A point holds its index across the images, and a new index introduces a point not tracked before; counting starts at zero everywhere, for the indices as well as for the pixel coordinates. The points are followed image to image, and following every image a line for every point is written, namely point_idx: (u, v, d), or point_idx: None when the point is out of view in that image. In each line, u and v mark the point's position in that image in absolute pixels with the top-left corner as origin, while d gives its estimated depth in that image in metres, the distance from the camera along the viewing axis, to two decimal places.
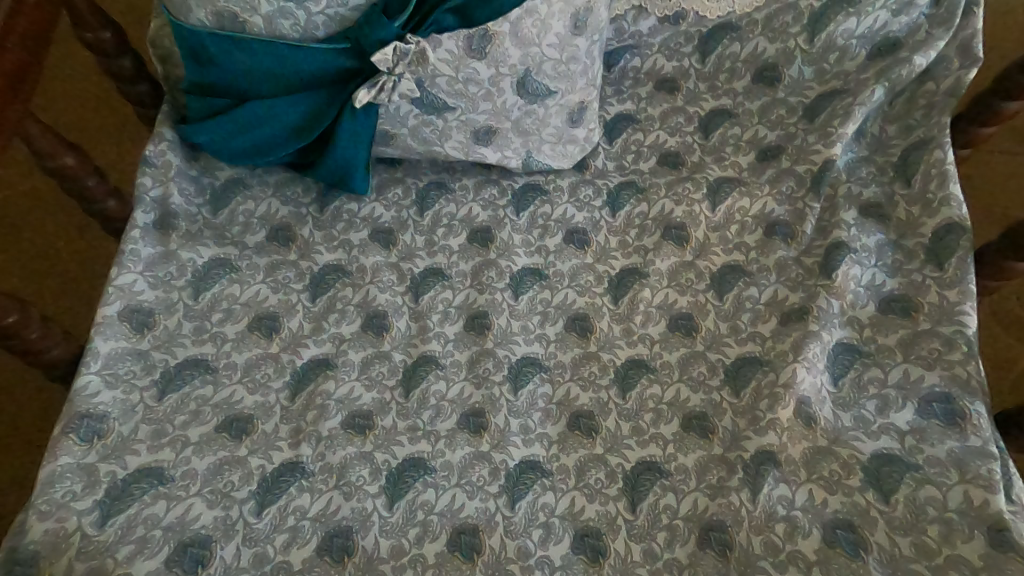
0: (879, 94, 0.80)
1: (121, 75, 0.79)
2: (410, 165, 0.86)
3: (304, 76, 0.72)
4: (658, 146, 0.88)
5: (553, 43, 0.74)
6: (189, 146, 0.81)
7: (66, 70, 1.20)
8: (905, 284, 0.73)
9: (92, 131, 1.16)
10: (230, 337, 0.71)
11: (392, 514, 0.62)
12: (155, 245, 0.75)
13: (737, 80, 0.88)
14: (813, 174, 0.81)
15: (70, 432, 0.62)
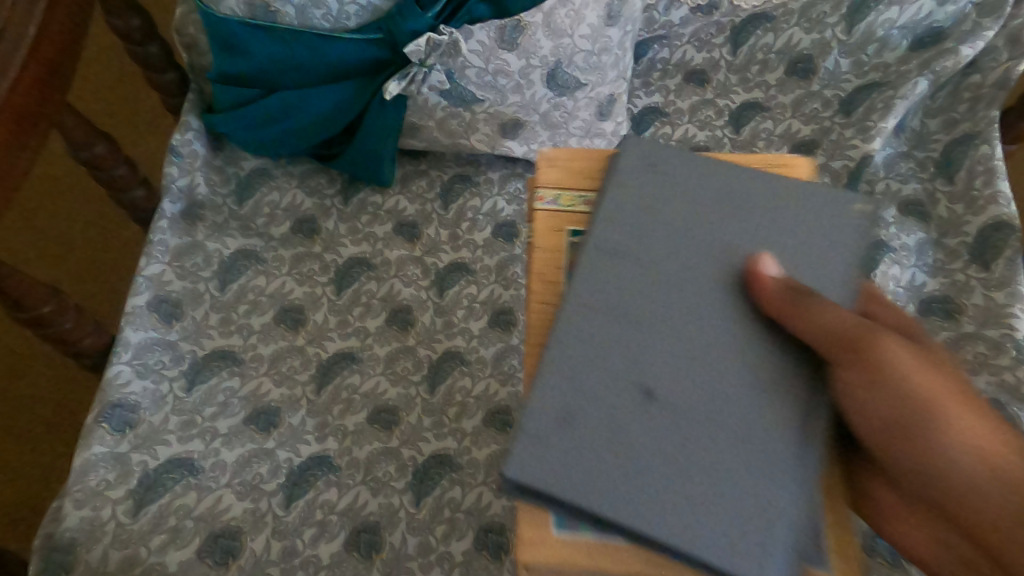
0: (922, 87, 0.77)
1: (149, 64, 0.79)
2: (434, 158, 0.85)
3: (333, 67, 0.72)
4: (687, 141, 0.86)
5: (585, 35, 0.73)
6: (213, 136, 0.81)
7: (95, 57, 1.21)
8: (947, 285, 0.71)
9: (118, 117, 1.17)
10: (257, 329, 0.71)
11: (419, 511, 0.62)
12: (182, 236, 0.75)
13: (770, 71, 0.85)
14: (850, 171, 0.78)
15: (103, 422, 0.62)
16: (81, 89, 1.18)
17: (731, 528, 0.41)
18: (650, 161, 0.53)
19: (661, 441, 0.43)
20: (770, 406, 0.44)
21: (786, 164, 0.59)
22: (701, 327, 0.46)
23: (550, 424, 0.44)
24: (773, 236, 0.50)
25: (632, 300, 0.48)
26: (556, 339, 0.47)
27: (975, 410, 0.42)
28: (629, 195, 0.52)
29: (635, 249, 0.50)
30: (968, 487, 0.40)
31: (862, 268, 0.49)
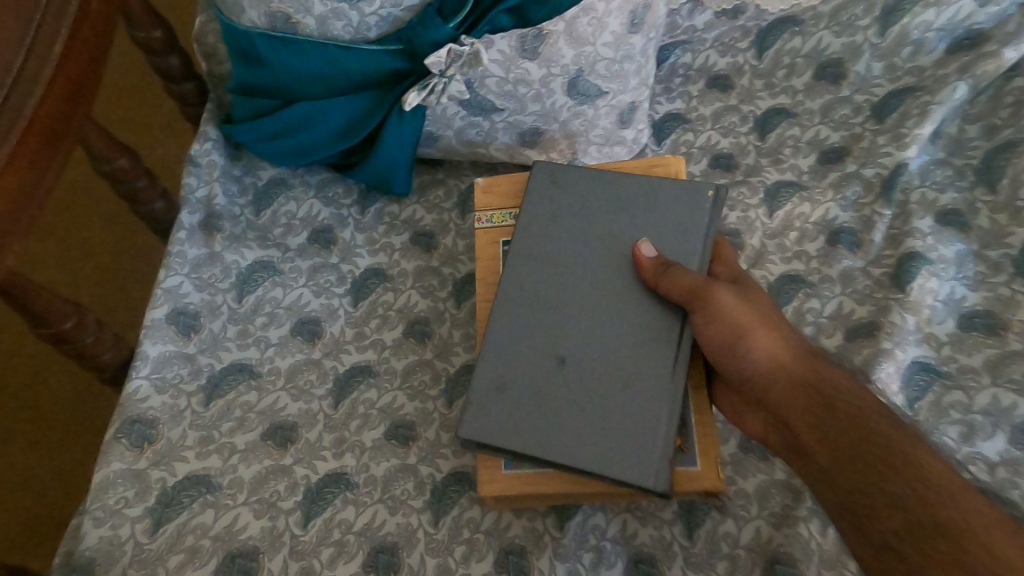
0: (962, 92, 0.74)
1: (169, 74, 0.79)
2: (451, 167, 0.84)
3: (352, 78, 0.71)
4: (710, 148, 0.83)
5: (608, 42, 0.71)
6: (232, 145, 0.81)
7: (116, 68, 1.23)
8: (990, 299, 0.67)
9: (137, 127, 1.18)
10: (274, 341, 0.71)
11: (438, 531, 0.60)
12: (201, 247, 0.75)
13: (797, 76, 0.83)
14: (883, 179, 0.75)
15: (122, 437, 0.62)
16: (103, 102, 1.20)
17: (630, 450, 0.55)
18: (547, 175, 0.70)
19: (573, 391, 0.59)
20: (650, 356, 0.59)
21: (666, 164, 0.71)
22: (590, 308, 0.62)
23: (487, 396, 0.60)
24: (646, 233, 0.65)
25: (543, 296, 0.64)
26: (492, 334, 0.63)
27: (785, 336, 0.58)
28: (541, 203, 0.68)
29: (549, 244, 0.66)
30: (788, 389, 0.55)
31: (707, 246, 0.64)
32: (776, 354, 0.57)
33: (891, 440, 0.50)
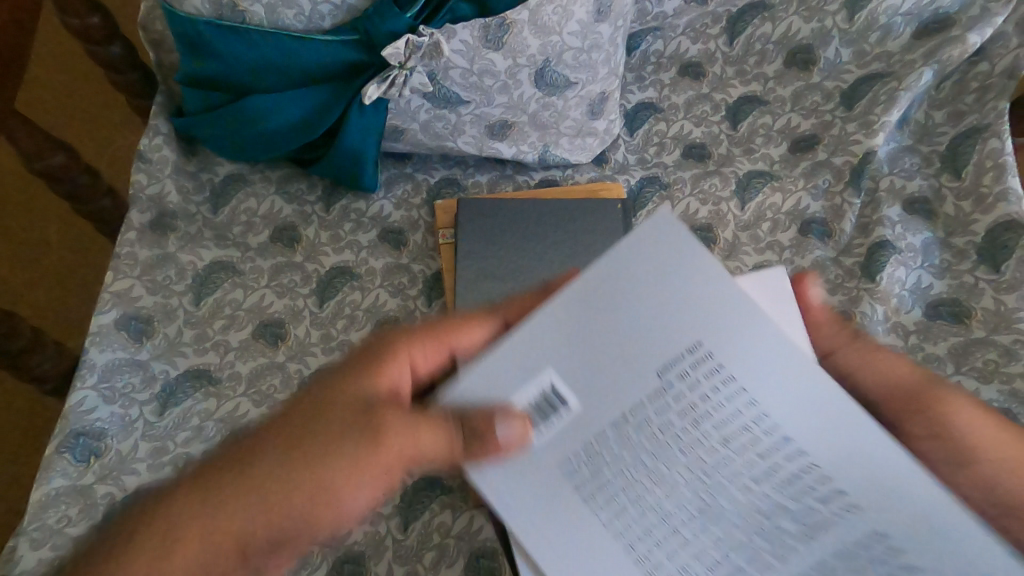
0: (928, 77, 0.73)
1: (110, 63, 0.74)
2: (420, 160, 0.81)
3: (309, 71, 0.68)
4: (682, 137, 0.82)
5: (574, 31, 0.69)
6: (185, 139, 0.77)
7: (54, 57, 1.16)
8: (955, 286, 0.67)
9: (76, 120, 1.12)
10: (233, 345, 0.68)
11: (407, 538, 0.59)
12: (152, 246, 0.71)
13: (768, 63, 0.82)
14: (852, 167, 0.74)
15: (65, 452, 0.59)
16: (37, 94, 1.13)
17: None
18: (475, 207, 0.74)
19: None
20: None
21: (604, 186, 0.77)
22: None
23: None
24: (586, 241, 0.72)
25: None
26: None
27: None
28: (493, 219, 0.73)
29: (505, 258, 0.71)
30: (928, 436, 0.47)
31: None
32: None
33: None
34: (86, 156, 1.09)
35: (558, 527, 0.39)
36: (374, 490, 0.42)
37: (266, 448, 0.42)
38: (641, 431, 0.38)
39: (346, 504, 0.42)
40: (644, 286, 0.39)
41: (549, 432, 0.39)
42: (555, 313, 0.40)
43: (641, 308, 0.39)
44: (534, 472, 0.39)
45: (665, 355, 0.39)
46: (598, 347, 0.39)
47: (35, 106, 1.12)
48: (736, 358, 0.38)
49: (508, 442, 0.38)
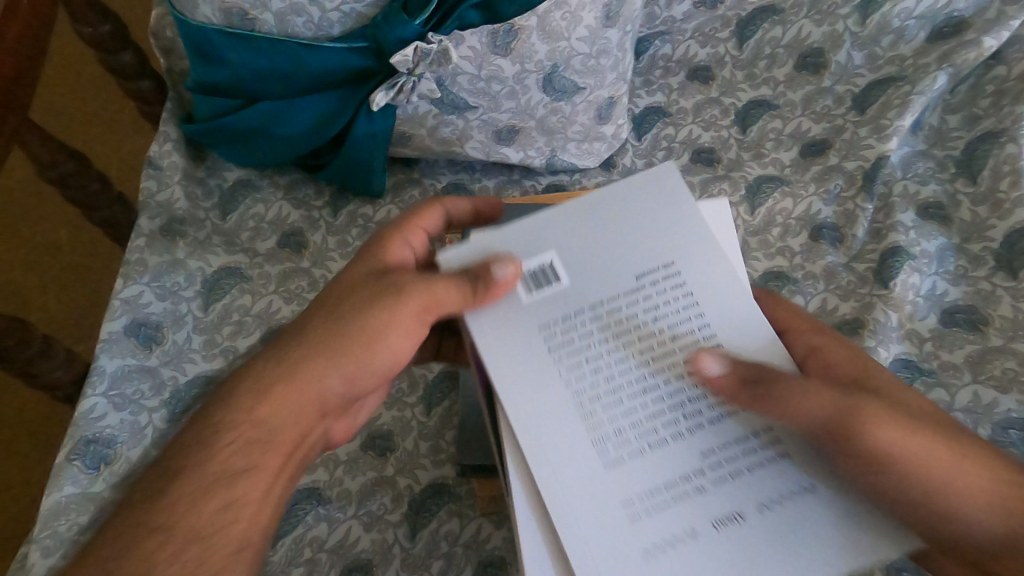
0: (942, 82, 0.73)
1: (121, 71, 0.74)
2: (427, 165, 0.81)
3: (317, 77, 0.68)
4: (690, 142, 0.81)
5: (583, 37, 0.69)
6: (194, 145, 0.77)
7: (64, 64, 1.18)
8: (971, 294, 0.66)
9: (86, 126, 1.13)
10: (242, 351, 0.68)
11: (415, 546, 0.58)
12: (162, 252, 0.71)
13: (778, 66, 0.81)
14: (864, 172, 0.73)
15: (76, 459, 0.59)
16: (48, 100, 1.14)
17: None
18: None
19: None
20: None
21: None
22: None
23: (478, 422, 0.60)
24: None
25: None
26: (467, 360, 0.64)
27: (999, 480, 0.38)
28: None
29: None
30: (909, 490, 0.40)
31: None
32: (988, 503, 0.38)
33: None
34: (96, 162, 1.10)
35: (519, 388, 0.40)
36: (412, 341, 0.46)
37: (320, 306, 0.46)
38: (613, 310, 0.41)
39: (383, 348, 0.45)
40: (643, 195, 0.44)
41: (540, 301, 0.41)
42: (564, 204, 0.44)
43: (634, 215, 0.43)
44: (511, 334, 0.41)
45: (651, 247, 0.42)
46: (590, 235, 0.43)
47: (46, 112, 1.13)
48: (707, 255, 0.42)
49: (501, 287, 0.41)
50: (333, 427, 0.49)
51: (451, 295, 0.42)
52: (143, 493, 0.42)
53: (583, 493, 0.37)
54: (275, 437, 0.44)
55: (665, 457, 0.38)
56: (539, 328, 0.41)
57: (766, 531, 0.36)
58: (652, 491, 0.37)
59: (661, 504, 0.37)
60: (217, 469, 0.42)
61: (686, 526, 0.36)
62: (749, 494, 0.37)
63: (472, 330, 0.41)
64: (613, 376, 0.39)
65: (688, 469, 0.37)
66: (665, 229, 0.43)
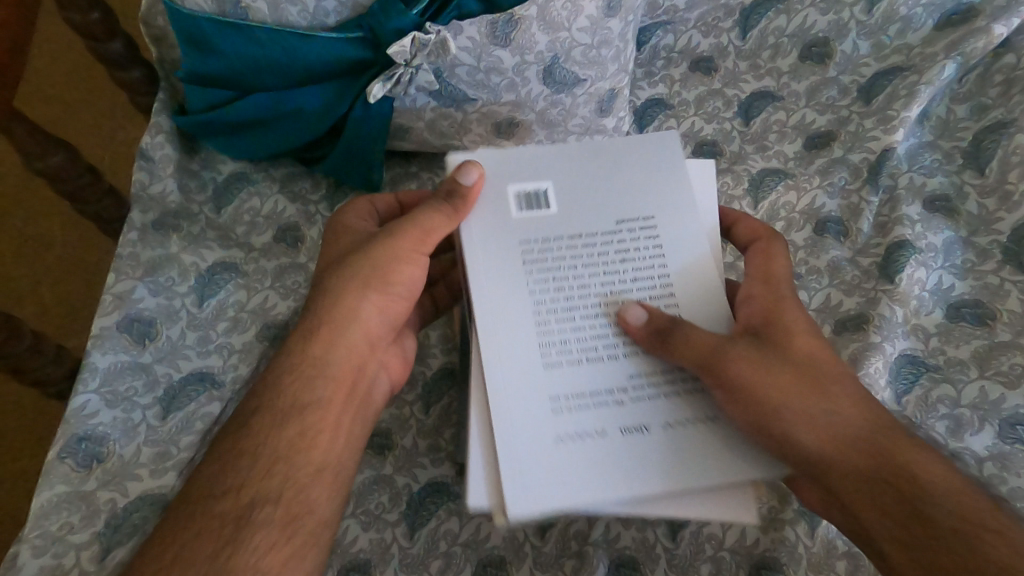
0: (950, 71, 0.71)
1: (113, 60, 0.73)
2: (425, 158, 0.80)
3: (313, 68, 0.67)
4: (693, 134, 0.80)
5: (584, 27, 0.67)
6: (188, 137, 0.76)
7: (54, 55, 1.16)
8: (978, 288, 0.65)
9: (77, 119, 1.11)
10: (237, 348, 0.67)
11: (413, 545, 0.58)
12: (155, 247, 0.70)
13: (782, 57, 0.80)
14: (870, 164, 0.72)
15: (67, 457, 0.58)
16: (37, 92, 1.12)
17: None
18: None
19: None
20: None
21: None
22: None
23: None
24: None
25: None
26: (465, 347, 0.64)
27: (847, 410, 0.47)
28: None
29: None
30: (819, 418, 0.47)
31: None
32: (827, 424, 0.46)
33: (925, 476, 0.45)
34: (87, 155, 1.09)
35: (494, 278, 0.51)
36: (419, 269, 0.55)
37: (332, 271, 0.54)
38: (580, 241, 0.52)
39: (401, 280, 0.54)
40: (634, 152, 0.55)
41: (527, 219, 0.53)
42: (566, 152, 0.55)
43: (619, 171, 0.55)
44: (500, 239, 0.52)
45: (627, 196, 0.54)
46: (577, 179, 0.54)
47: (39, 107, 1.11)
48: (667, 203, 0.54)
49: (472, 193, 0.52)
50: (382, 359, 0.57)
51: (438, 220, 0.52)
52: (234, 434, 0.49)
53: (520, 367, 0.50)
54: (330, 372, 0.51)
55: (600, 370, 0.50)
56: (518, 240, 0.52)
57: (663, 439, 0.49)
58: (572, 377, 0.50)
59: (578, 388, 0.50)
60: (289, 401, 0.50)
61: (600, 426, 0.49)
62: (656, 414, 0.50)
63: (466, 226, 0.52)
64: (569, 289, 0.51)
65: (614, 384, 0.50)
66: (639, 184, 0.54)
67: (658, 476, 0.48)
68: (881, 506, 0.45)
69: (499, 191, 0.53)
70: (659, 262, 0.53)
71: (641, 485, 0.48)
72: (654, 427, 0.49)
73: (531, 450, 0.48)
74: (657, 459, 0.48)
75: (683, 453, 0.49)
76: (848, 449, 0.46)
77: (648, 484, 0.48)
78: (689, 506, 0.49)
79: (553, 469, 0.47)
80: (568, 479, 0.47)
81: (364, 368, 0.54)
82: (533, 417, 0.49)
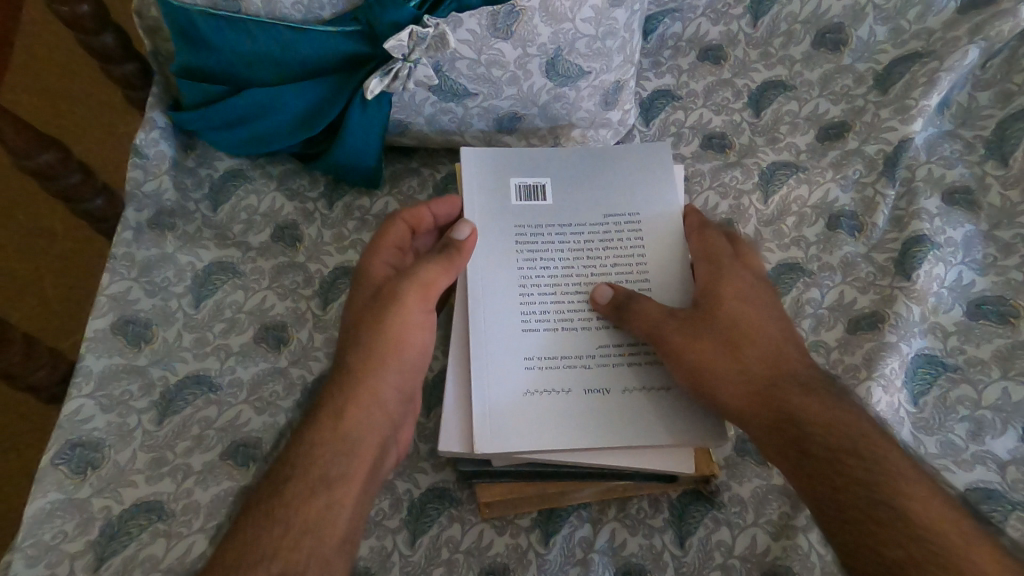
0: (973, 56, 0.68)
1: (104, 54, 0.71)
2: (425, 154, 0.78)
3: (307, 63, 0.65)
4: (701, 127, 0.77)
5: (588, 17, 0.65)
6: (183, 133, 0.74)
7: (46, 55, 1.15)
8: (1000, 284, 0.62)
9: (67, 119, 1.10)
10: (234, 350, 0.65)
11: (414, 553, 0.56)
12: (150, 247, 0.68)
13: (795, 44, 0.77)
14: (886, 156, 0.69)
15: (61, 464, 0.57)
16: (30, 93, 1.11)
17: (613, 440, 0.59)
18: None
19: None
20: None
21: None
22: None
23: None
24: None
25: None
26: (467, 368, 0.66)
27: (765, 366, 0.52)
28: None
29: None
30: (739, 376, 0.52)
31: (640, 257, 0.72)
32: (744, 382, 0.51)
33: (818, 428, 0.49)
34: (78, 156, 1.07)
35: (489, 253, 0.61)
36: (429, 325, 0.57)
37: (352, 342, 0.55)
38: (569, 229, 0.62)
39: (409, 345, 0.56)
40: (624, 157, 0.66)
41: (525, 208, 0.63)
42: (561, 158, 0.66)
43: (606, 171, 0.65)
44: (499, 221, 0.62)
45: (614, 193, 0.64)
46: (565, 178, 0.65)
47: (34, 110, 1.10)
48: (650, 200, 0.63)
49: (463, 245, 0.58)
50: (403, 432, 0.56)
51: (434, 272, 0.56)
52: (263, 498, 0.48)
53: (501, 327, 0.58)
54: (355, 446, 0.51)
55: (568, 338, 0.58)
56: (514, 224, 0.62)
57: (623, 400, 0.56)
58: (546, 341, 0.58)
59: (553, 350, 0.57)
60: (316, 472, 0.49)
61: (566, 385, 0.56)
62: (621, 381, 0.57)
63: (472, 208, 0.63)
64: (552, 268, 0.60)
65: (583, 351, 0.57)
66: (623, 182, 0.64)
67: (607, 429, 0.55)
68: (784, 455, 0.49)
69: (503, 182, 0.64)
70: (638, 249, 0.62)
71: (596, 436, 0.55)
72: (613, 390, 0.56)
73: (506, 401, 0.55)
74: (612, 415, 0.55)
75: (639, 412, 0.55)
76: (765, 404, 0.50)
77: (605, 437, 0.55)
78: (647, 460, 0.55)
79: (523, 416, 0.55)
80: (536, 426, 0.55)
81: (386, 445, 0.53)
82: (509, 372, 0.57)
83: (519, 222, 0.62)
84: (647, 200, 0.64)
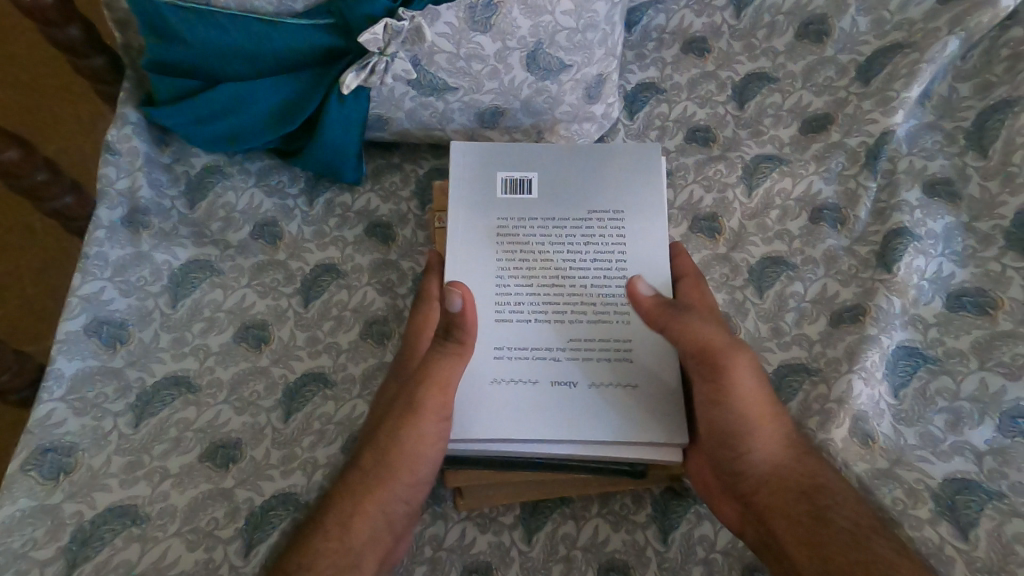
0: (953, 47, 0.68)
1: (71, 47, 0.69)
2: (408, 149, 0.77)
3: (282, 58, 0.63)
4: (685, 120, 0.77)
5: (567, 10, 0.64)
6: (158, 129, 0.72)
7: (12, 50, 1.11)
8: (980, 276, 0.63)
9: (36, 116, 1.07)
10: (213, 350, 0.64)
11: None
12: (124, 246, 0.67)
13: (778, 36, 0.76)
14: (868, 148, 0.69)
15: (33, 470, 0.56)
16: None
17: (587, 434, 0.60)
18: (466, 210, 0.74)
19: None
20: None
21: None
22: None
23: None
24: None
25: None
26: None
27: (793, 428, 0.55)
28: None
29: None
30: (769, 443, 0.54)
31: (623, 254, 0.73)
32: (770, 435, 0.54)
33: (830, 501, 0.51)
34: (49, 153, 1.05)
35: (470, 242, 0.61)
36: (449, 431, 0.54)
37: (371, 440, 0.55)
38: (551, 224, 0.62)
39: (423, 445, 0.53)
40: (614, 157, 0.65)
41: (509, 201, 0.63)
42: (548, 153, 0.65)
43: (592, 167, 0.65)
44: (480, 211, 0.62)
45: (601, 190, 0.64)
46: (552, 172, 0.64)
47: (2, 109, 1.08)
48: (632, 198, 0.63)
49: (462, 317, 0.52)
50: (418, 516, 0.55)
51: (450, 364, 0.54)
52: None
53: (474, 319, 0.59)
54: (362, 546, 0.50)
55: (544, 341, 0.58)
56: (497, 217, 0.62)
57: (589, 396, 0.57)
58: (520, 335, 0.58)
59: (522, 346, 0.58)
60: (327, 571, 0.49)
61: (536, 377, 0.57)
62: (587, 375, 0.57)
63: (457, 194, 0.63)
64: (529, 262, 0.61)
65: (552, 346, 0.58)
66: (609, 180, 0.64)
67: (574, 423, 0.56)
68: (788, 522, 0.51)
69: (488, 173, 0.64)
70: (619, 247, 0.61)
71: (561, 427, 0.55)
72: (581, 383, 0.57)
73: (474, 389, 0.56)
74: (582, 407, 0.56)
75: (612, 406, 0.56)
76: (788, 458, 0.53)
77: (566, 430, 0.55)
78: (604, 450, 0.55)
79: (492, 403, 0.56)
80: (509, 417, 0.56)
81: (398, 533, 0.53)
82: (484, 366, 0.57)
83: (501, 212, 0.62)
84: (630, 199, 0.63)
